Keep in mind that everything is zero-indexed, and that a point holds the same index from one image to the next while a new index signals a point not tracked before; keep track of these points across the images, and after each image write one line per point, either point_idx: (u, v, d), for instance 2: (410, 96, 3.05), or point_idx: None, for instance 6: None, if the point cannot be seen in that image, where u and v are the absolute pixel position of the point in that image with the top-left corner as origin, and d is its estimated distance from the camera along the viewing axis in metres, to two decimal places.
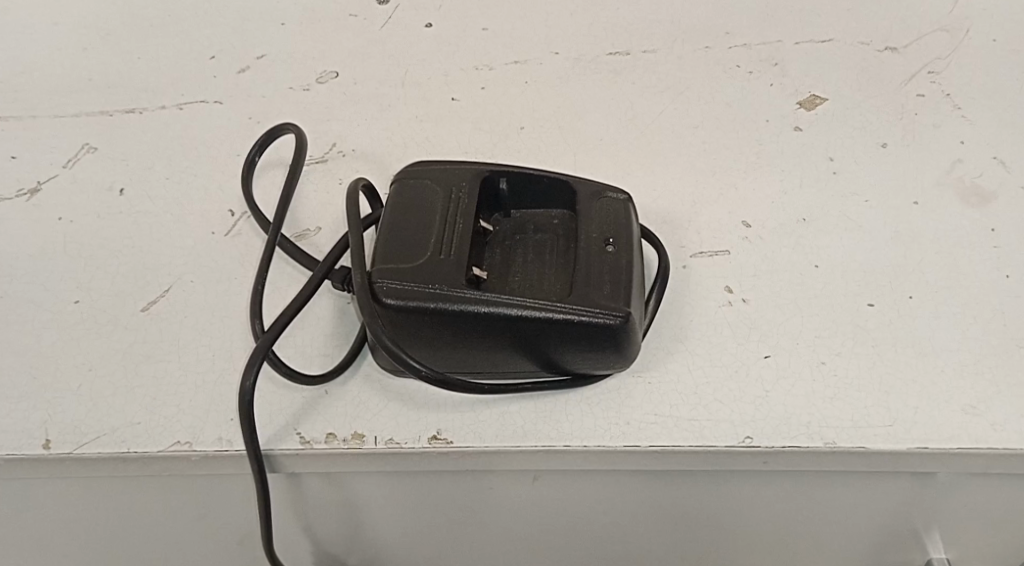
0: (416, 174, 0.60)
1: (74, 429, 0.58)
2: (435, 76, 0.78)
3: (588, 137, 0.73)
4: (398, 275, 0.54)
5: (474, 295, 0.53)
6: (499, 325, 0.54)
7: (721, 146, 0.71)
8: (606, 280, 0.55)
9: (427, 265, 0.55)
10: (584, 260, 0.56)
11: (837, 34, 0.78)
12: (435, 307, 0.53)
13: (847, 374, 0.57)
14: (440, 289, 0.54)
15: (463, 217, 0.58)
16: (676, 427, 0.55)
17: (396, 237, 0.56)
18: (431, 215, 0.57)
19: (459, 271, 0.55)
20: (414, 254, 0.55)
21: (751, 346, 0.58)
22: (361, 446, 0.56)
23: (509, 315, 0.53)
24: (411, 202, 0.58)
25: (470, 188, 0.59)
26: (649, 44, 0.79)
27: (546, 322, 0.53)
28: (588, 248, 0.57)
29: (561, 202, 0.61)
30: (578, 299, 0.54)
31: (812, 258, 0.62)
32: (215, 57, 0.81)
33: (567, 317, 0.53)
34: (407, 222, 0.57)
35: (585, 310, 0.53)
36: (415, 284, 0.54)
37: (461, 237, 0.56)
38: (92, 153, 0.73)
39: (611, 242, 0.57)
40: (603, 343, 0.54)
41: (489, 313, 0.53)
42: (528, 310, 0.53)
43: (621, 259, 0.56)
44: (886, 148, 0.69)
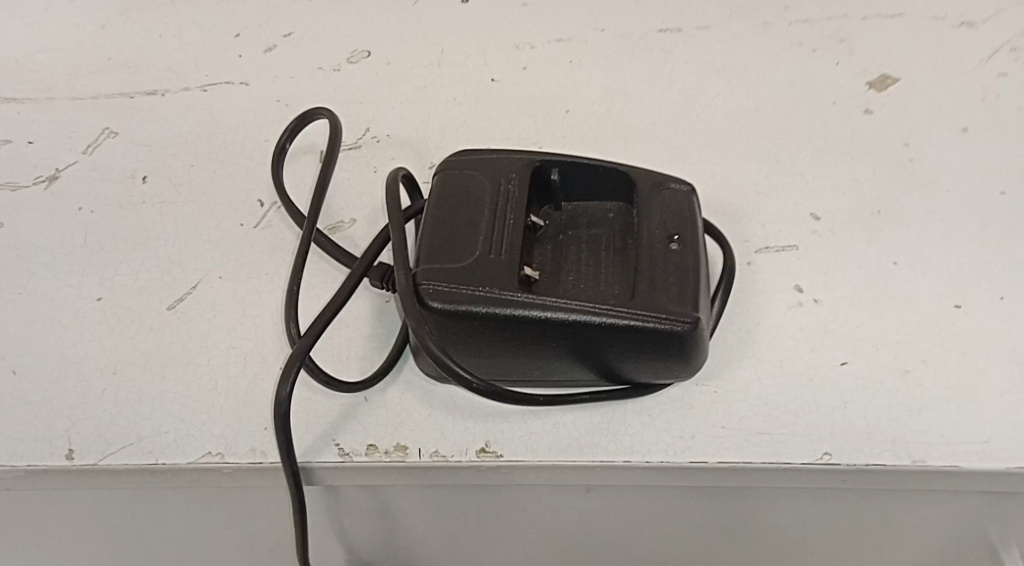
0: (461, 163, 0.56)
1: (98, 439, 0.54)
2: (474, 55, 0.74)
3: (640, 120, 0.68)
4: (445, 276, 0.50)
5: (528, 299, 0.49)
6: (554, 331, 0.49)
7: (784, 131, 0.66)
8: (671, 282, 0.50)
9: (476, 264, 0.50)
10: (647, 259, 0.51)
11: (908, 9, 0.72)
12: (486, 311, 0.49)
13: (935, 383, 0.52)
14: (490, 292, 0.49)
15: (513, 211, 0.53)
16: (747, 442, 0.51)
17: (441, 233, 0.52)
18: (479, 209, 0.53)
19: (511, 270, 0.50)
20: (462, 253, 0.51)
21: (827, 352, 0.54)
22: (405, 459, 0.52)
23: (567, 321, 0.49)
24: (457, 194, 0.54)
25: (520, 179, 0.55)
26: (701, 19, 0.74)
27: (607, 327, 0.49)
28: (651, 246, 0.52)
29: (617, 194, 0.56)
30: (642, 303, 0.49)
31: (889, 255, 0.58)
32: (240, 34, 0.76)
33: (630, 322, 0.49)
34: (453, 217, 0.52)
35: (649, 315, 0.49)
36: (463, 286, 0.49)
37: (513, 233, 0.52)
38: (113, 138, 0.69)
39: (676, 239, 0.52)
40: (669, 351, 0.50)
41: (545, 317, 0.49)
42: (587, 315, 0.49)
43: (688, 257, 0.51)
44: (967, 133, 0.64)
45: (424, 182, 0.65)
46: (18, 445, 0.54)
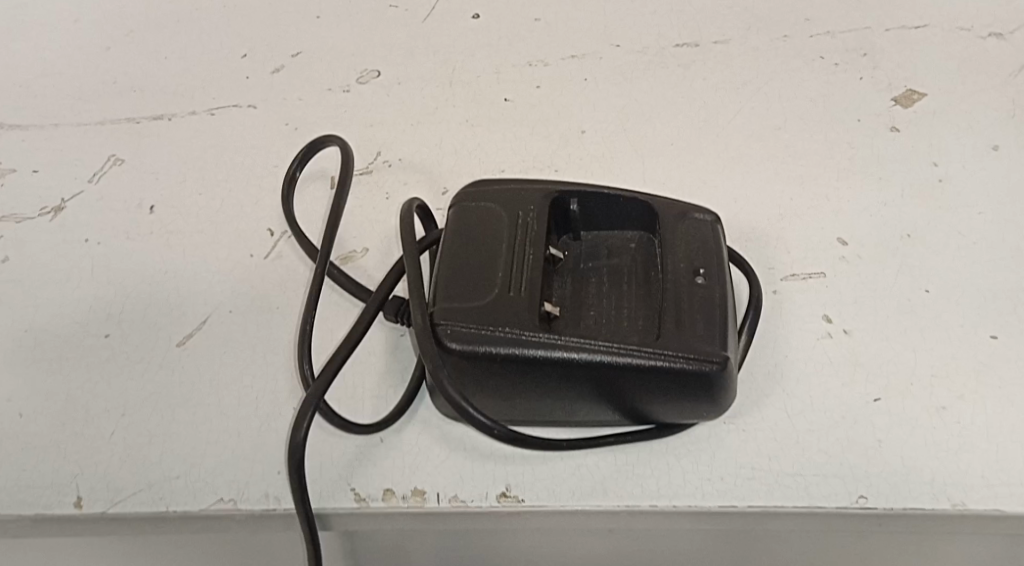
0: (477, 194, 0.54)
1: (108, 485, 0.53)
2: (486, 74, 0.72)
3: (658, 140, 0.66)
4: (463, 316, 0.48)
5: (551, 340, 0.47)
6: (578, 373, 0.47)
7: (808, 151, 0.64)
8: (699, 318, 0.48)
9: (495, 303, 0.48)
10: (672, 295, 0.49)
11: (933, 20, 0.70)
12: (508, 353, 0.47)
13: (973, 420, 0.50)
14: (511, 333, 0.47)
15: (532, 245, 0.51)
16: (778, 485, 0.49)
17: (458, 270, 0.50)
18: (496, 243, 0.51)
19: (533, 309, 0.48)
20: (480, 290, 0.49)
21: (859, 388, 0.52)
22: (423, 504, 0.50)
23: (592, 362, 0.47)
24: (474, 227, 0.52)
25: (538, 210, 0.53)
26: (719, 33, 0.72)
27: (633, 368, 0.47)
28: (676, 281, 0.50)
29: (639, 223, 0.54)
30: (669, 342, 0.47)
31: (921, 282, 0.56)
32: (247, 55, 0.74)
33: (657, 363, 0.47)
34: (471, 252, 0.50)
35: (677, 355, 0.47)
36: (483, 326, 0.47)
37: (533, 269, 0.50)
38: (119, 165, 0.67)
39: (702, 273, 0.50)
40: (698, 392, 0.48)
41: (568, 359, 0.47)
42: (612, 357, 0.47)
43: (715, 292, 0.49)
44: (998, 152, 0.62)
45: (438, 209, 0.64)
46: (26, 493, 0.53)
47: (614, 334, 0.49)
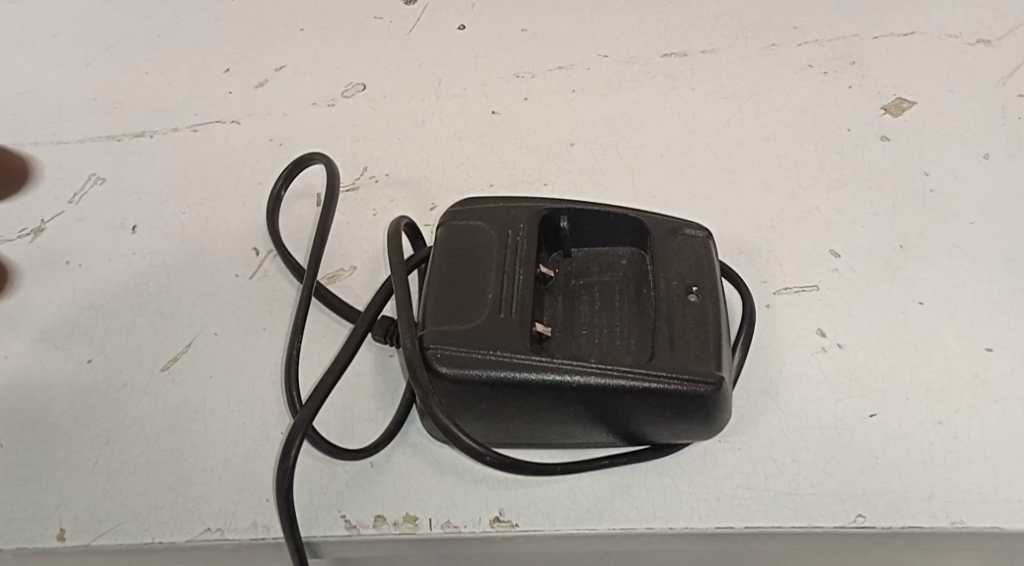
0: (465, 213, 0.53)
1: (92, 517, 0.52)
2: (472, 86, 0.71)
3: (647, 151, 0.65)
4: (453, 339, 0.47)
5: (542, 362, 0.46)
6: (571, 396, 0.46)
7: (798, 161, 0.63)
8: (693, 338, 0.47)
9: (485, 325, 0.47)
10: (665, 314, 0.49)
11: (921, 27, 0.70)
12: (499, 376, 0.46)
13: (970, 435, 0.50)
14: (502, 356, 0.46)
15: (523, 265, 0.50)
16: (775, 505, 0.48)
17: (448, 291, 0.49)
18: (486, 263, 0.50)
19: (524, 331, 0.47)
20: (470, 312, 0.48)
21: (855, 403, 0.51)
22: (415, 531, 0.49)
23: (585, 384, 0.46)
24: (463, 247, 0.51)
25: (528, 229, 0.52)
26: (707, 43, 0.71)
27: (627, 390, 0.46)
28: (668, 299, 0.49)
29: (629, 238, 0.54)
30: (663, 363, 0.47)
31: (915, 294, 0.56)
32: (230, 70, 0.73)
33: (651, 385, 0.46)
34: (460, 273, 0.50)
35: (671, 376, 0.46)
36: (473, 349, 0.46)
37: (523, 290, 0.49)
38: (100, 185, 0.66)
39: (694, 291, 0.49)
40: (692, 413, 0.47)
41: (562, 382, 0.46)
42: (606, 379, 0.46)
43: (708, 309, 0.49)
44: (989, 160, 0.62)
45: (425, 225, 0.63)
46: (8, 526, 0.52)
47: (606, 355, 0.48)
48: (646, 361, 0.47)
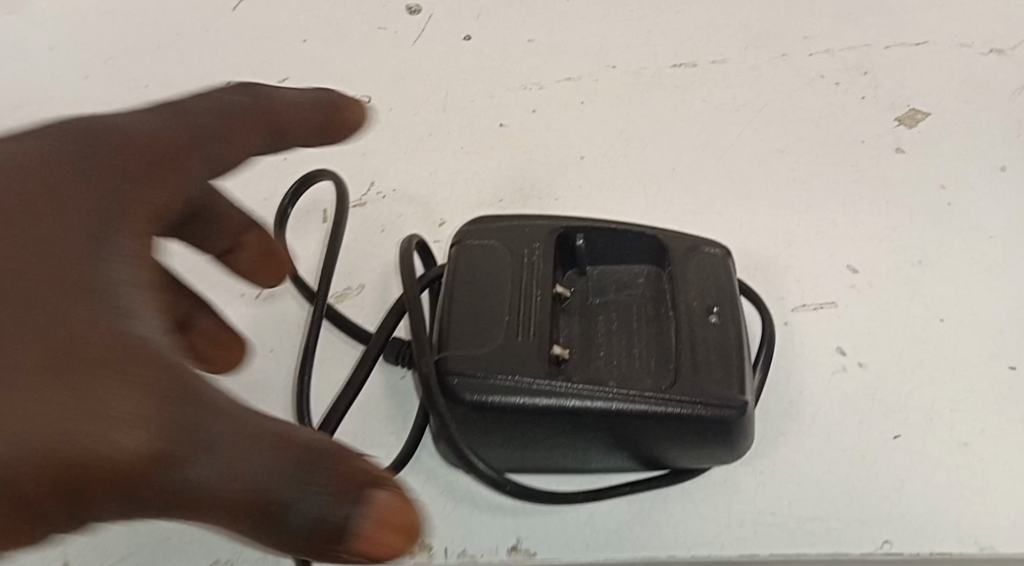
0: (479, 231, 0.52)
1: (96, 548, 0.49)
2: (479, 98, 0.70)
3: (659, 165, 0.64)
4: (470, 364, 0.45)
5: (561, 387, 0.45)
6: (591, 422, 0.45)
7: (812, 174, 0.62)
8: (716, 361, 0.47)
9: (502, 349, 0.46)
10: (686, 335, 0.48)
11: (933, 36, 0.69)
12: (518, 403, 0.45)
13: (996, 458, 0.49)
14: (520, 381, 0.45)
15: (539, 286, 0.49)
16: (800, 531, 0.47)
17: (462, 314, 0.47)
18: (501, 285, 0.49)
19: (542, 356, 0.46)
20: (486, 336, 0.47)
21: (878, 425, 0.50)
22: (430, 560, 0.48)
23: (606, 410, 0.45)
24: (477, 268, 0.50)
25: (543, 249, 0.51)
26: (717, 53, 0.70)
27: (649, 416, 0.45)
28: (689, 320, 0.48)
29: (646, 257, 0.53)
30: (685, 388, 0.46)
31: (935, 311, 0.55)
32: (230, 83, 0.72)
33: (674, 410, 0.45)
34: (475, 294, 0.48)
35: (694, 401, 0.45)
36: (490, 375, 0.45)
37: (540, 312, 0.48)
38: None
39: (715, 311, 0.49)
40: (715, 438, 0.46)
41: (582, 408, 0.45)
42: (628, 405, 0.45)
43: (730, 331, 0.48)
44: (1006, 173, 0.61)
45: (435, 242, 0.61)
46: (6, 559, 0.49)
47: (626, 379, 0.47)
48: (667, 386, 0.46)
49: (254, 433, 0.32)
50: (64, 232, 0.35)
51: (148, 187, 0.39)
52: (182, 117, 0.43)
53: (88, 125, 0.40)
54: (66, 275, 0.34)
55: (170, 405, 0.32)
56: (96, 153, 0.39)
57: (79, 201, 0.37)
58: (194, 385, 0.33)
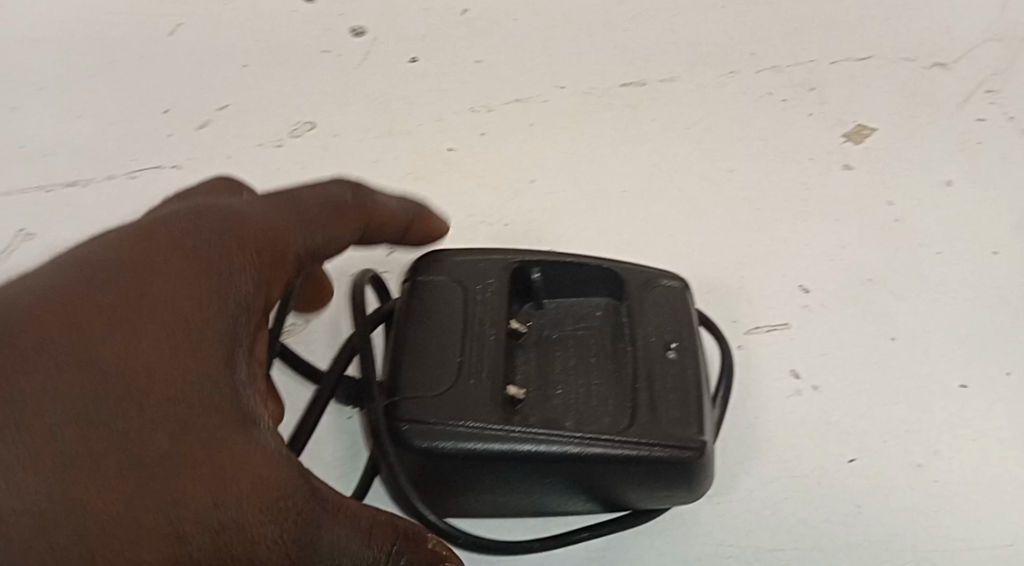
0: (432, 265, 0.51)
1: None
2: (427, 121, 0.69)
3: (609, 186, 0.64)
4: (423, 410, 0.44)
5: (517, 433, 0.44)
6: (548, 466, 0.44)
7: (762, 193, 0.63)
8: (674, 400, 0.46)
9: (457, 394, 0.45)
10: (644, 374, 0.47)
11: (877, 50, 0.70)
12: (471, 447, 0.44)
13: (950, 479, 0.49)
14: (474, 427, 0.44)
15: (493, 325, 0.49)
16: (758, 562, 0.47)
17: (415, 357, 0.46)
18: (454, 324, 0.48)
19: (496, 398, 0.45)
20: (439, 380, 0.46)
21: (833, 449, 0.50)
22: None
23: (563, 454, 0.44)
24: (430, 307, 0.49)
25: (497, 284, 0.50)
26: (665, 71, 0.70)
27: (607, 459, 0.44)
28: (647, 357, 0.48)
29: (602, 289, 0.52)
30: (643, 429, 0.45)
31: (887, 329, 0.55)
32: (170, 111, 0.70)
33: (633, 452, 0.44)
34: (427, 334, 0.47)
35: (652, 443, 0.45)
36: (444, 421, 0.44)
37: (494, 352, 0.47)
38: (31, 240, 0.63)
39: (673, 347, 0.48)
40: (675, 479, 0.45)
41: (539, 453, 0.44)
42: (585, 447, 0.44)
43: (688, 368, 0.47)
44: (952, 187, 0.61)
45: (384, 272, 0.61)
46: None
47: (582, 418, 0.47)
48: (625, 427, 0.45)
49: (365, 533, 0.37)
50: (205, 336, 0.38)
51: (264, 289, 0.42)
52: (300, 207, 0.45)
53: (198, 215, 0.42)
54: (210, 397, 0.37)
55: (300, 525, 0.36)
56: (222, 254, 0.41)
57: (215, 307, 0.39)
58: (325, 498, 0.37)
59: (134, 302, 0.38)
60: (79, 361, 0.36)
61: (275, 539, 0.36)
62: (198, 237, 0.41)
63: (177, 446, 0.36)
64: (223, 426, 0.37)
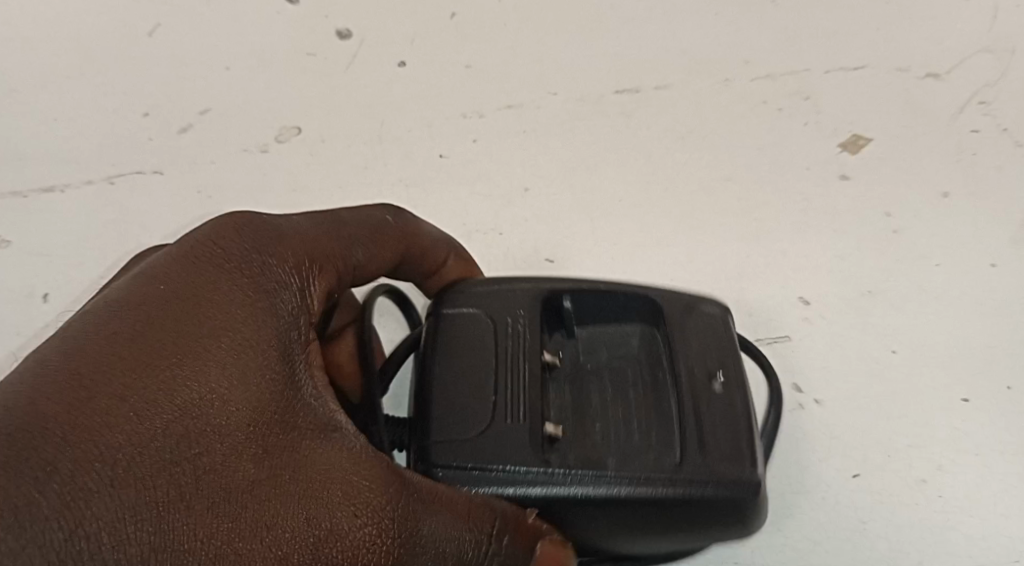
0: (460, 296, 0.49)
1: None
2: (417, 127, 0.67)
3: (604, 196, 0.63)
4: (459, 455, 0.43)
5: (561, 476, 0.43)
6: (595, 512, 0.43)
7: (758, 203, 0.62)
8: (724, 435, 0.45)
9: (493, 436, 0.44)
10: (689, 406, 0.46)
11: (871, 60, 0.69)
12: (512, 492, 0.42)
13: (954, 494, 0.49)
14: (514, 472, 0.43)
15: (527, 358, 0.47)
16: None
17: (449, 398, 0.45)
18: (487, 359, 0.47)
19: (535, 440, 0.44)
20: (475, 421, 0.44)
21: (837, 465, 0.50)
22: None
23: (610, 497, 0.43)
24: (460, 342, 0.47)
25: (528, 314, 0.49)
26: (659, 78, 0.69)
27: (656, 500, 0.43)
28: (692, 388, 0.46)
29: (641, 317, 0.51)
30: (692, 469, 0.44)
31: (888, 343, 0.55)
32: (149, 114, 0.68)
33: (684, 494, 0.43)
34: (459, 373, 0.46)
35: (704, 483, 0.43)
36: (482, 466, 0.43)
37: (529, 390, 0.46)
38: (4, 248, 0.61)
39: (719, 377, 0.47)
40: (727, 520, 0.44)
41: (585, 497, 0.43)
42: (632, 488, 0.43)
43: (737, 399, 0.46)
44: (949, 199, 0.61)
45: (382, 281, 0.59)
46: None
47: (628, 454, 0.45)
48: (675, 466, 0.44)
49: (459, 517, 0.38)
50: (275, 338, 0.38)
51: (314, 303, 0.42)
52: (338, 228, 0.45)
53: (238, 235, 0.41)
54: (285, 415, 0.37)
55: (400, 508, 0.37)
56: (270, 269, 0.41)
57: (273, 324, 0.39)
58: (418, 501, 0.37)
59: (188, 318, 0.37)
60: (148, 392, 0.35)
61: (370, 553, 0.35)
62: (237, 251, 0.40)
63: (268, 473, 0.35)
64: (302, 441, 0.37)
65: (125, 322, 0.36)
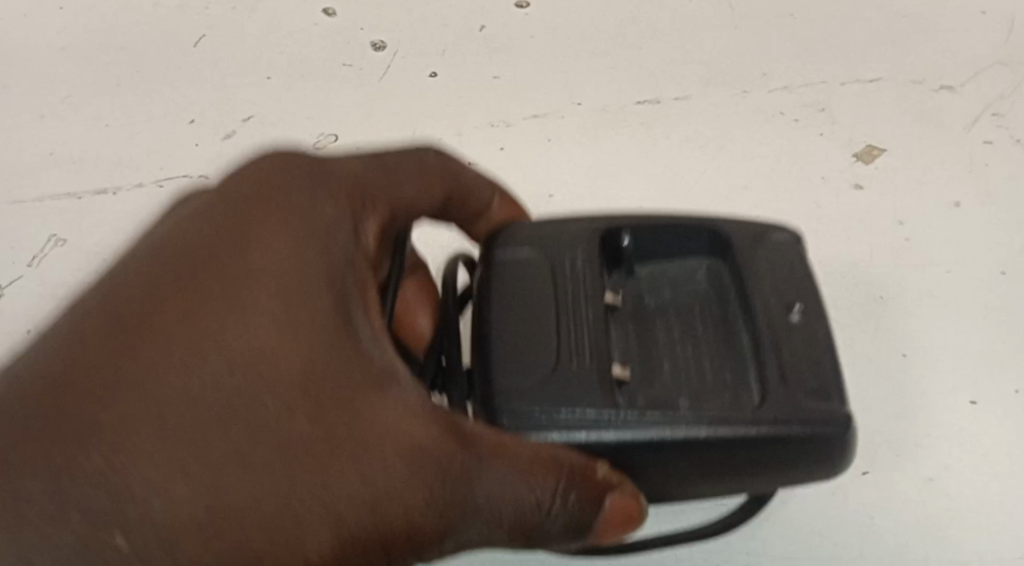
0: (513, 239, 0.52)
1: None
2: (448, 136, 0.70)
3: (626, 203, 0.66)
4: (526, 396, 0.45)
5: (636, 417, 0.44)
6: (674, 454, 0.44)
7: (775, 211, 0.64)
8: (806, 369, 0.46)
9: (560, 379, 0.45)
10: (765, 340, 0.47)
11: (887, 72, 0.72)
12: (591, 437, 0.44)
13: (960, 492, 0.51)
14: (586, 414, 0.44)
15: (586, 301, 0.49)
16: None
17: (512, 344, 0.47)
18: (546, 301, 0.49)
19: (603, 384, 0.45)
20: (538, 362, 0.46)
21: (847, 461, 0.52)
22: None
23: (691, 438, 0.44)
24: (518, 287, 0.49)
25: (584, 253, 0.51)
26: (679, 89, 0.72)
27: (739, 439, 0.44)
28: (770, 322, 0.48)
29: (706, 249, 0.53)
30: (775, 406, 0.45)
31: (898, 346, 0.57)
32: (195, 121, 0.72)
33: (770, 432, 0.44)
34: (521, 318, 0.48)
35: (791, 420, 0.44)
36: (554, 409, 0.44)
37: (593, 331, 0.47)
38: (60, 247, 0.64)
39: (796, 308, 0.48)
40: (810, 457, 0.45)
41: (669, 439, 0.44)
42: (713, 429, 0.44)
43: (816, 330, 0.48)
44: (961, 208, 0.63)
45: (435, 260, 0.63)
46: None
47: (700, 393, 0.47)
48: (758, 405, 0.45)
49: (525, 475, 0.40)
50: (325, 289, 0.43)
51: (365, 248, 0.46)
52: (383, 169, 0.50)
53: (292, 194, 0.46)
54: (339, 363, 0.41)
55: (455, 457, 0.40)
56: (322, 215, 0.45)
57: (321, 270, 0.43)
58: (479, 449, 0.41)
59: (242, 280, 0.42)
60: (202, 349, 0.40)
61: (428, 497, 0.40)
62: (290, 201, 0.45)
63: (319, 425, 0.40)
64: (356, 392, 0.41)
65: (173, 290, 0.42)
